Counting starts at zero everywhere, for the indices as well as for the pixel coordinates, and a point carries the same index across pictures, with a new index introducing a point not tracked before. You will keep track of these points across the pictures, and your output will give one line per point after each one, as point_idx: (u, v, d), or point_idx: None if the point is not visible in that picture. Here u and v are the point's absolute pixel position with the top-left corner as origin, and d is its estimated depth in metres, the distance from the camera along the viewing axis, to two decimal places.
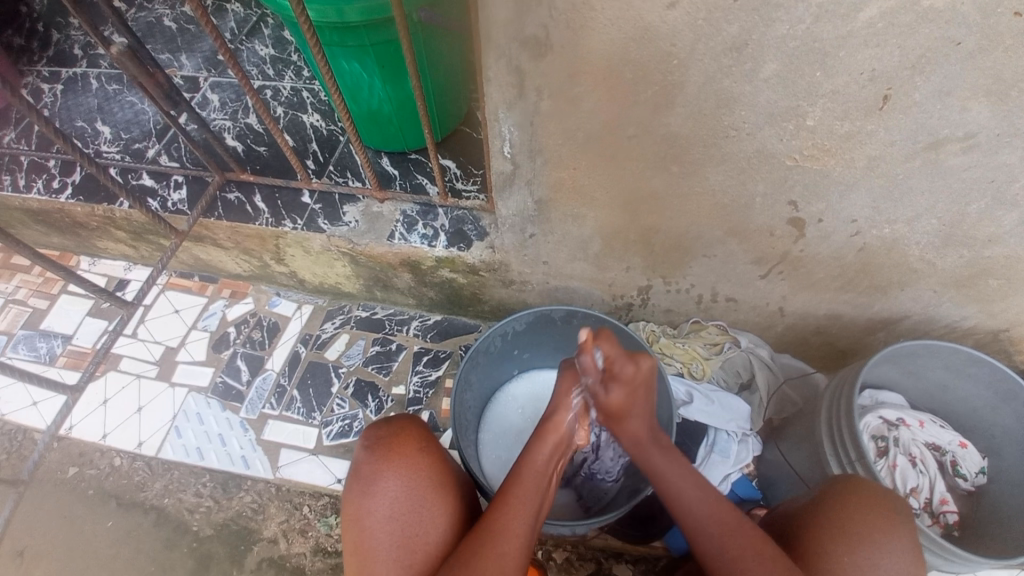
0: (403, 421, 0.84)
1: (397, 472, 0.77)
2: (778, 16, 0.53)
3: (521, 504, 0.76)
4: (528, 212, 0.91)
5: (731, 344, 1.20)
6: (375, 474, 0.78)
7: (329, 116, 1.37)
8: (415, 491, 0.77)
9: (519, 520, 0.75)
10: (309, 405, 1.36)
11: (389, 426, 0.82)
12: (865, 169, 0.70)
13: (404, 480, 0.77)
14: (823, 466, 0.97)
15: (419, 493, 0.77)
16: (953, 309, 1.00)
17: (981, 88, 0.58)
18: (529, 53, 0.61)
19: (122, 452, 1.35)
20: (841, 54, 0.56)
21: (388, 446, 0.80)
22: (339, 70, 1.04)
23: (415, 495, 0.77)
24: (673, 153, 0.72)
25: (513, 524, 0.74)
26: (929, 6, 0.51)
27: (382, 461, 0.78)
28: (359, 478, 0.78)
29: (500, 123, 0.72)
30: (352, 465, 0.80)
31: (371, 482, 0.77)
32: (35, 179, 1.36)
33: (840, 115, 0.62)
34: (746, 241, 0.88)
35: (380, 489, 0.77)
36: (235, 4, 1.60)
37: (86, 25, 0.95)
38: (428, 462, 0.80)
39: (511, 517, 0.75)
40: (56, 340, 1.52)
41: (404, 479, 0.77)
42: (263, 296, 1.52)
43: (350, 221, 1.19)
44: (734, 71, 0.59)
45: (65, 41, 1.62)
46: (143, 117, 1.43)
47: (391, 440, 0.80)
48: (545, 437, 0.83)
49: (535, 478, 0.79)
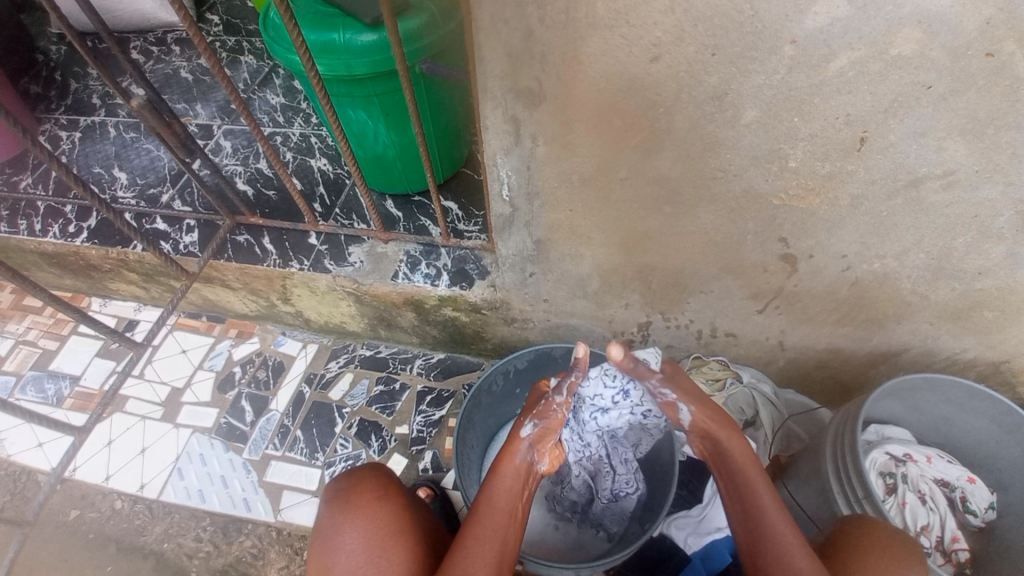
0: (364, 471, 0.85)
1: (355, 523, 0.78)
2: (753, 67, 0.57)
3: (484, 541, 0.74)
4: (527, 252, 0.94)
5: (733, 380, 1.19)
6: (334, 528, 0.78)
7: (336, 160, 1.43)
8: (373, 541, 0.76)
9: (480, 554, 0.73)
10: (312, 446, 1.36)
11: (349, 479, 0.83)
12: (851, 207, 0.73)
13: (362, 529, 0.77)
14: (831, 504, 0.95)
15: (377, 543, 0.76)
16: (952, 341, 1.01)
17: (954, 129, 0.61)
18: (524, 103, 0.65)
19: (122, 495, 1.34)
20: (817, 100, 0.59)
21: (346, 498, 0.80)
22: (345, 118, 1.10)
23: (373, 545, 0.76)
24: (664, 193, 0.75)
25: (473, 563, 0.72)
26: (895, 55, 0.55)
27: (340, 512, 0.79)
28: (320, 533, 0.79)
29: (498, 168, 0.76)
30: (313, 521, 0.80)
31: (330, 536, 0.78)
32: (53, 225, 1.42)
33: (821, 156, 0.65)
34: (741, 277, 0.90)
35: (339, 543, 0.77)
36: (249, 57, 1.70)
37: (109, 79, 1.02)
38: (385, 510, 0.80)
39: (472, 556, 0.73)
40: (64, 381, 1.53)
41: (362, 530, 0.77)
42: (269, 335, 1.54)
43: (356, 261, 1.22)
44: (717, 117, 0.62)
45: (82, 90, 1.72)
46: (159, 165, 1.49)
47: (351, 491, 0.81)
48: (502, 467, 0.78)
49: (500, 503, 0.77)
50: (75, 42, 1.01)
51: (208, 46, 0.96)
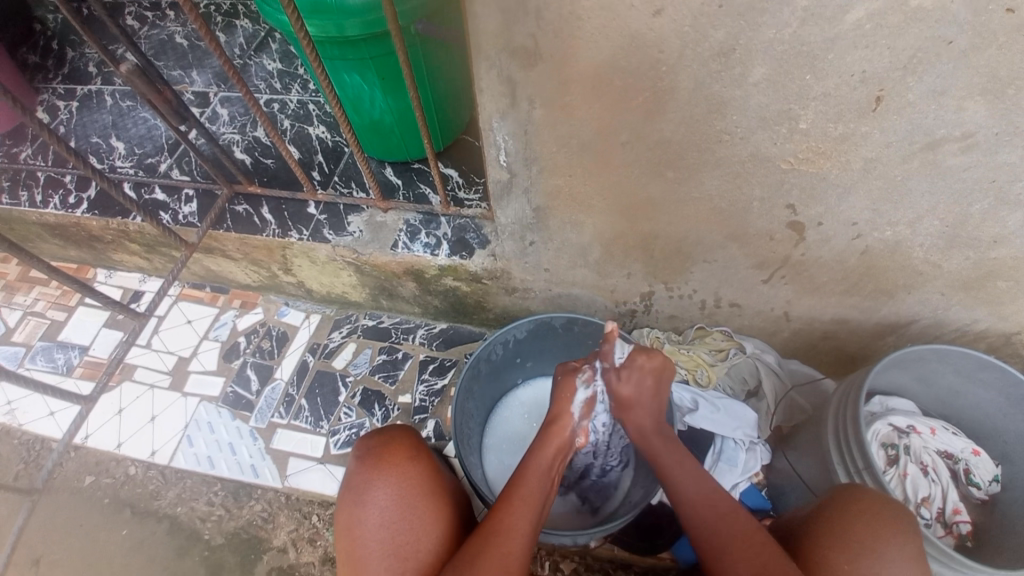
0: (394, 430, 0.84)
1: (386, 481, 0.78)
2: (764, 20, 0.53)
3: (524, 503, 0.77)
4: (527, 220, 0.91)
5: (736, 351, 1.19)
6: (365, 484, 0.78)
7: (334, 128, 1.40)
8: (406, 500, 0.77)
9: (522, 518, 0.75)
10: (316, 414, 1.38)
11: (379, 437, 0.83)
12: (863, 171, 0.69)
13: (395, 487, 0.78)
14: (832, 474, 0.95)
15: (410, 501, 0.78)
16: (962, 312, 0.99)
17: (976, 87, 0.57)
18: (519, 62, 0.62)
19: (135, 460, 1.37)
20: (830, 55, 0.55)
21: (379, 455, 0.80)
22: (340, 82, 1.06)
23: (405, 503, 0.77)
24: (666, 159, 0.72)
25: (515, 522, 0.75)
26: (916, 7, 0.51)
27: (371, 471, 0.79)
28: (350, 488, 0.79)
29: (495, 133, 0.73)
30: (342, 478, 0.81)
31: (361, 492, 0.78)
32: (53, 195, 1.41)
33: (833, 116, 0.62)
34: (747, 246, 0.88)
35: (371, 499, 0.77)
36: (244, 20, 1.65)
37: (96, 44, 0.98)
38: (419, 470, 0.80)
39: (515, 516, 0.75)
40: (73, 351, 1.55)
41: (395, 487, 0.78)
42: (272, 306, 1.54)
43: (355, 231, 1.20)
44: (723, 75, 0.59)
45: (78, 59, 1.68)
46: (157, 134, 1.47)
47: (382, 450, 0.81)
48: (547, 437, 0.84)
49: (537, 478, 0.80)
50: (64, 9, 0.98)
51: (195, 10, 0.92)
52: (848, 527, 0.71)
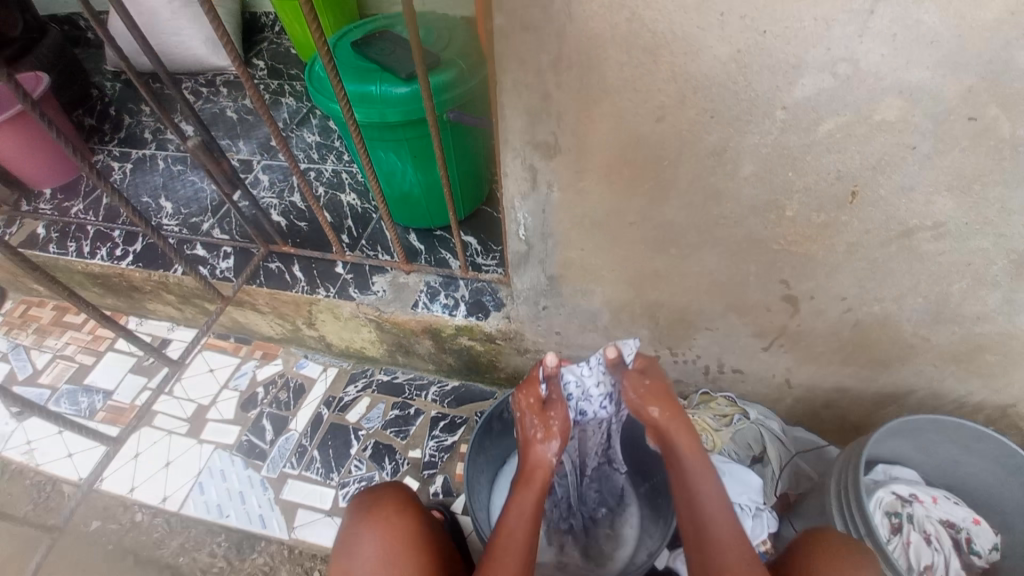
0: (387, 489, 0.94)
1: (375, 527, 0.88)
2: (749, 128, 0.63)
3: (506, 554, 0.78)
4: (541, 286, 1.00)
5: (740, 416, 1.20)
6: (356, 535, 0.88)
7: (365, 195, 1.52)
8: (389, 548, 0.86)
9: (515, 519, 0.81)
10: (327, 466, 1.40)
11: (370, 493, 0.94)
12: (847, 253, 0.77)
13: (383, 533, 0.87)
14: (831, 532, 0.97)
15: (393, 548, 0.86)
16: (957, 384, 1.02)
17: (942, 184, 0.66)
18: (542, 154, 0.72)
19: (145, 506, 1.39)
20: (808, 157, 0.65)
21: (367, 508, 0.91)
22: (376, 159, 1.18)
23: (389, 551, 0.86)
24: (668, 236, 0.81)
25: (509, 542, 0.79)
26: (880, 120, 0.61)
27: (362, 522, 0.89)
28: (346, 537, 0.89)
29: (516, 211, 0.83)
30: (339, 530, 0.90)
31: (353, 543, 0.87)
32: (101, 247, 1.49)
33: (816, 206, 0.71)
34: (746, 315, 0.94)
35: (361, 545, 0.86)
36: (290, 98, 1.82)
37: (162, 113, 1.09)
38: (403, 522, 0.89)
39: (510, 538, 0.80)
40: (98, 395, 1.55)
41: (379, 537, 0.87)
42: (292, 357, 1.60)
43: (379, 290, 1.29)
44: (717, 170, 0.69)
45: (135, 125, 1.83)
46: (203, 196, 1.58)
47: (371, 505, 0.91)
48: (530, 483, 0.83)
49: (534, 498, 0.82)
50: (132, 76, 1.08)
51: (254, 85, 0.98)
52: (835, 556, 0.82)
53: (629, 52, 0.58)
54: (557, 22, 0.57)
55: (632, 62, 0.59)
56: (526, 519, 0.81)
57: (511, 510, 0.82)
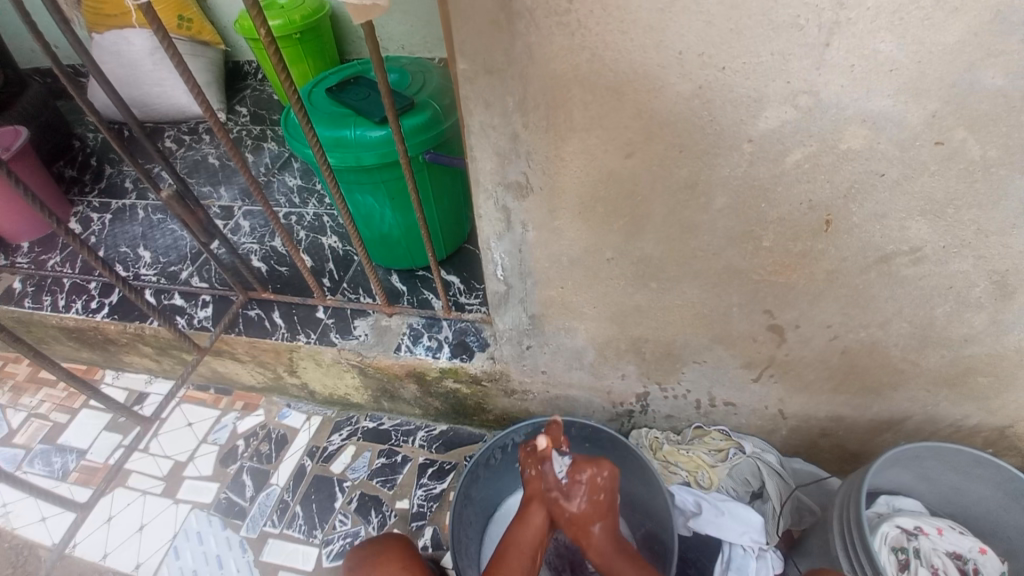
0: (389, 541, 0.94)
1: None
2: (719, 162, 0.63)
3: None
4: (524, 325, 0.98)
5: (736, 450, 1.16)
6: None
7: (346, 237, 1.51)
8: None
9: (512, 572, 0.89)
10: (311, 522, 1.34)
11: (373, 547, 0.93)
12: (828, 281, 0.77)
13: None
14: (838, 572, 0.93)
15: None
16: (951, 409, 1.00)
17: (915, 209, 0.66)
18: (514, 194, 0.72)
19: (117, 574, 1.31)
20: (780, 188, 0.65)
21: (371, 564, 0.91)
22: (354, 202, 1.17)
23: None
24: (647, 271, 0.80)
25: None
26: (846, 149, 0.61)
27: None
28: None
29: (493, 251, 0.82)
30: None
31: None
32: (76, 300, 1.46)
33: (792, 236, 0.71)
34: (732, 347, 0.93)
35: None
36: (271, 143, 1.83)
37: (136, 165, 1.08)
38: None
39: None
40: (71, 455, 1.49)
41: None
42: (274, 407, 1.55)
43: (361, 335, 1.26)
44: (690, 204, 0.69)
45: (116, 175, 1.83)
46: (182, 244, 1.57)
47: (376, 560, 0.91)
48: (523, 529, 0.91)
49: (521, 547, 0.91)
50: (105, 130, 1.07)
51: (225, 131, 0.98)
52: None
53: (593, 90, 0.59)
54: (519, 64, 0.58)
55: (597, 100, 0.59)
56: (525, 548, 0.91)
57: (513, 541, 0.91)
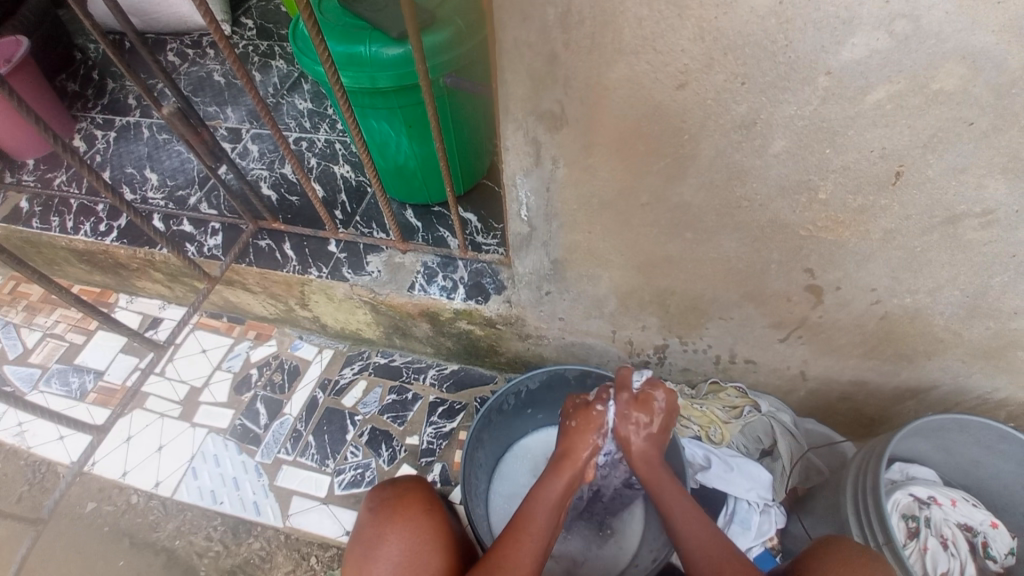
0: (408, 485, 0.93)
1: (399, 531, 0.86)
2: (784, 98, 0.56)
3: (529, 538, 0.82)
4: (545, 271, 0.93)
5: (751, 408, 1.13)
6: (379, 536, 0.86)
7: (359, 167, 1.44)
8: (418, 549, 0.85)
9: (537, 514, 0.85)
10: (323, 452, 1.36)
11: (394, 490, 0.92)
12: (883, 241, 0.70)
13: (407, 536, 0.85)
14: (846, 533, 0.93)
15: (423, 549, 0.85)
16: (985, 381, 0.95)
17: (997, 167, 0.59)
18: (546, 126, 0.65)
19: (139, 489, 1.36)
20: (850, 132, 0.58)
21: (392, 507, 0.89)
22: (368, 128, 1.10)
23: (412, 551, 0.84)
24: (685, 219, 0.74)
25: (519, 557, 0.79)
26: (935, 90, 0.53)
27: (385, 522, 0.87)
28: (366, 538, 0.87)
29: (518, 189, 0.76)
30: (359, 529, 0.88)
31: (376, 543, 0.85)
32: (85, 223, 1.43)
33: (853, 189, 0.64)
34: (764, 305, 0.88)
35: (385, 546, 0.84)
36: (279, 62, 1.72)
37: (138, 81, 1.00)
38: (428, 522, 0.88)
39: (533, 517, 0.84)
40: (87, 375, 1.51)
41: (405, 539, 0.85)
42: (286, 338, 1.55)
43: (374, 271, 1.22)
44: (744, 146, 0.62)
45: (119, 90, 1.75)
46: (189, 168, 1.51)
47: (395, 503, 0.89)
48: (559, 471, 0.89)
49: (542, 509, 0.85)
50: (102, 41, 0.98)
51: (230, 44, 0.90)
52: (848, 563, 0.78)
53: (651, 3, 0.51)
54: None
55: (653, 16, 0.51)
56: (556, 498, 0.87)
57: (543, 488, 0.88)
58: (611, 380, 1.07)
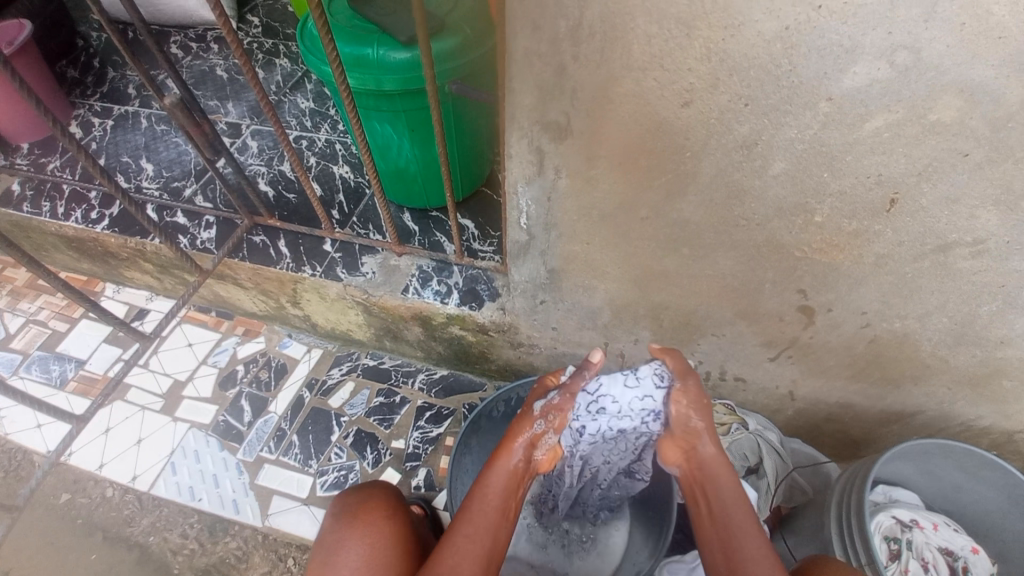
0: (374, 491, 0.92)
1: (358, 537, 0.84)
2: (786, 121, 0.57)
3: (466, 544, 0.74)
4: (540, 279, 0.94)
5: (738, 426, 1.12)
6: (338, 542, 0.84)
7: (358, 168, 1.44)
8: (377, 555, 0.83)
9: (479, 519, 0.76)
10: (306, 452, 1.35)
11: (358, 496, 0.91)
12: (875, 266, 0.72)
13: (366, 543, 0.84)
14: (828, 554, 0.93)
15: (381, 555, 0.83)
16: (969, 408, 0.96)
17: (989, 199, 0.60)
18: (551, 135, 0.65)
19: (115, 483, 1.33)
20: (848, 158, 0.59)
21: (355, 513, 0.88)
22: (370, 129, 1.10)
23: (371, 558, 0.83)
24: (682, 235, 0.74)
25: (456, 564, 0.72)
26: (933, 121, 0.54)
27: (345, 528, 0.86)
28: (326, 544, 0.85)
29: (519, 196, 0.77)
30: (320, 535, 0.87)
31: (335, 549, 0.84)
32: (75, 209, 1.41)
33: (848, 213, 0.65)
34: (756, 324, 0.89)
35: (343, 553, 0.83)
36: (283, 59, 1.72)
37: (140, 70, 0.99)
38: (388, 529, 0.86)
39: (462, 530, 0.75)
40: (69, 364, 1.48)
41: (364, 544, 0.84)
42: (275, 336, 1.54)
43: (368, 272, 1.22)
44: (744, 166, 0.63)
45: (119, 79, 1.73)
46: (186, 159, 1.50)
47: (357, 510, 0.88)
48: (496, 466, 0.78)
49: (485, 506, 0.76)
50: (107, 27, 0.97)
51: (238, 40, 0.90)
52: None
53: (660, 21, 0.51)
54: None
55: (662, 33, 0.52)
56: (492, 499, 0.77)
57: (482, 489, 0.77)
58: None
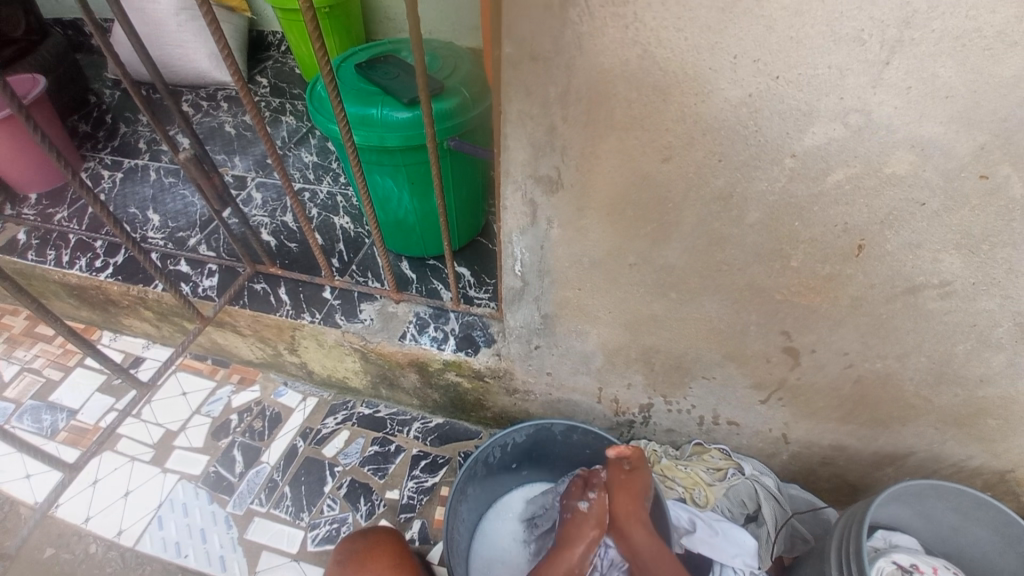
0: (380, 536, 0.95)
1: None
2: (757, 175, 0.62)
3: None
4: (535, 325, 0.97)
5: (734, 471, 1.13)
6: None
7: (358, 219, 1.50)
8: None
9: None
10: (298, 505, 1.32)
11: (365, 541, 0.94)
12: (851, 308, 0.76)
13: None
14: None
15: None
16: (958, 448, 0.98)
17: (950, 242, 0.65)
18: (543, 189, 0.71)
19: (99, 538, 1.29)
20: (816, 208, 0.64)
21: (361, 559, 0.91)
22: (372, 182, 1.16)
23: None
24: (669, 280, 0.78)
25: None
26: (889, 174, 0.60)
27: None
28: None
29: (513, 245, 0.81)
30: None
31: None
32: (81, 258, 1.45)
33: (821, 258, 0.70)
34: (744, 366, 0.91)
35: None
36: (289, 118, 1.82)
37: (158, 127, 1.06)
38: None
39: None
40: (61, 413, 1.47)
41: None
42: (270, 384, 1.54)
43: (366, 319, 1.24)
44: (722, 215, 0.68)
45: (130, 134, 1.82)
46: (191, 211, 1.55)
47: (363, 557, 0.92)
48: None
49: None
50: (130, 87, 1.04)
51: (253, 101, 0.98)
52: None
53: (639, 88, 0.58)
54: (566, 53, 0.56)
55: (641, 99, 0.58)
56: None
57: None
58: (596, 437, 1.08)
